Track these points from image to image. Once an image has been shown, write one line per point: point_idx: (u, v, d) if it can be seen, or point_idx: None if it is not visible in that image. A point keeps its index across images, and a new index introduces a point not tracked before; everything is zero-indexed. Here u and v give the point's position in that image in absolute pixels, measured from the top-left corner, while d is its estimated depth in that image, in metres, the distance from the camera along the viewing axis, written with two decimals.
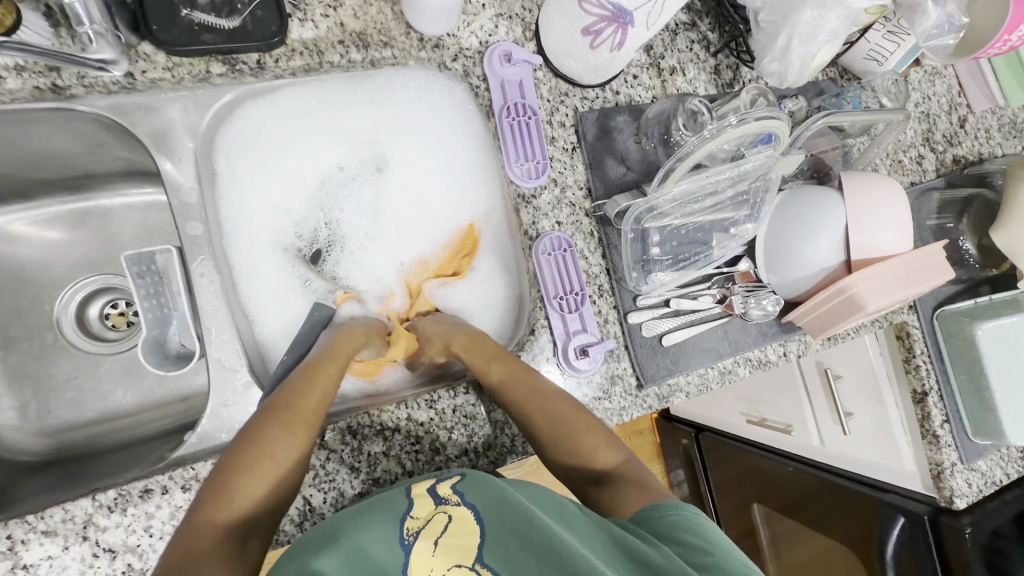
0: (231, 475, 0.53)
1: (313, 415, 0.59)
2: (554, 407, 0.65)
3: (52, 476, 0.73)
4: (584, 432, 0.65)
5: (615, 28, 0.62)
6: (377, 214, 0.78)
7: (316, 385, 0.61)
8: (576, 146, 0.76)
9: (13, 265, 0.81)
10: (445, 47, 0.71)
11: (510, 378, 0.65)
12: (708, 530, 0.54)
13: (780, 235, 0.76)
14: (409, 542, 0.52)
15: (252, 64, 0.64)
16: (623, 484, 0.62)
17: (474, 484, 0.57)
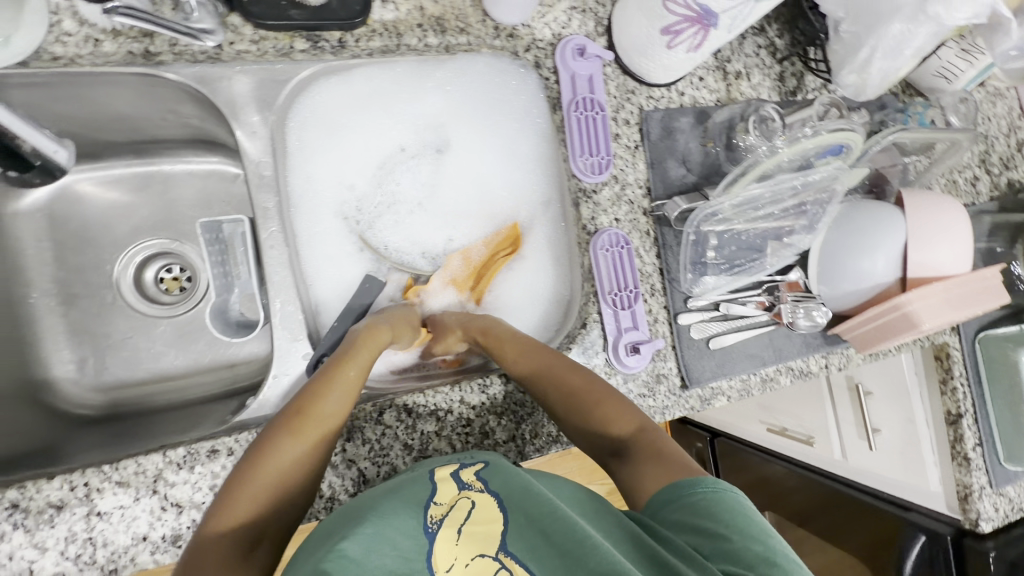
0: (241, 484, 0.52)
1: (329, 420, 0.57)
2: (568, 384, 0.66)
3: (102, 434, 0.76)
4: (602, 408, 0.65)
5: (697, 29, 0.62)
6: (436, 195, 0.78)
7: (335, 386, 0.59)
8: (639, 144, 0.76)
9: (78, 223, 0.82)
10: (519, 37, 0.72)
11: (524, 358, 0.67)
12: (736, 514, 0.52)
13: (837, 248, 0.76)
14: (433, 530, 0.53)
15: (333, 42, 0.65)
16: (641, 458, 0.61)
17: (497, 475, 0.59)
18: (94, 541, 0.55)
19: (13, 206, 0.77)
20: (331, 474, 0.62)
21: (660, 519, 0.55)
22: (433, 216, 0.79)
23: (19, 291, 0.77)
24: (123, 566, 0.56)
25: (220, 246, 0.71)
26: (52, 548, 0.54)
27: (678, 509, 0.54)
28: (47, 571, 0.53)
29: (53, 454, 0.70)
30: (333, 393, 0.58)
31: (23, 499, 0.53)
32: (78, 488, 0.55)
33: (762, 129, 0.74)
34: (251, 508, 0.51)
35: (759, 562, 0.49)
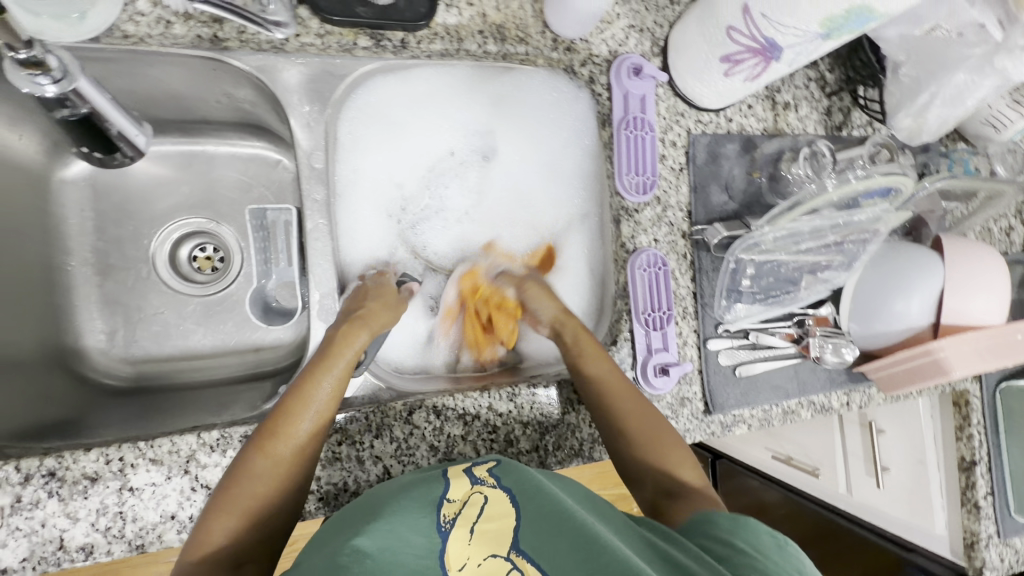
0: (220, 505, 0.52)
1: (300, 438, 0.55)
2: (649, 418, 0.65)
3: (126, 410, 0.74)
4: (668, 444, 0.63)
5: (759, 61, 0.62)
6: (478, 200, 0.79)
7: (306, 401, 0.57)
8: (684, 167, 0.77)
9: (120, 196, 0.82)
10: (576, 51, 0.72)
11: (612, 377, 0.66)
12: (748, 530, 0.52)
13: (873, 287, 0.76)
14: (446, 528, 0.52)
15: (396, 42, 0.66)
16: (698, 508, 0.59)
17: (509, 471, 0.58)
18: (124, 515, 0.56)
19: (62, 173, 0.77)
20: (357, 469, 0.63)
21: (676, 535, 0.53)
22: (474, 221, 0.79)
23: (58, 258, 0.77)
24: (150, 543, 0.56)
25: (264, 233, 0.73)
26: (83, 518, 0.55)
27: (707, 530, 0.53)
28: (77, 541, 0.54)
29: (74, 428, 0.68)
30: (304, 410, 0.56)
31: (60, 468, 0.54)
32: (114, 462, 0.56)
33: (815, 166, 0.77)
34: (231, 533, 0.51)
35: (772, 573, 0.47)
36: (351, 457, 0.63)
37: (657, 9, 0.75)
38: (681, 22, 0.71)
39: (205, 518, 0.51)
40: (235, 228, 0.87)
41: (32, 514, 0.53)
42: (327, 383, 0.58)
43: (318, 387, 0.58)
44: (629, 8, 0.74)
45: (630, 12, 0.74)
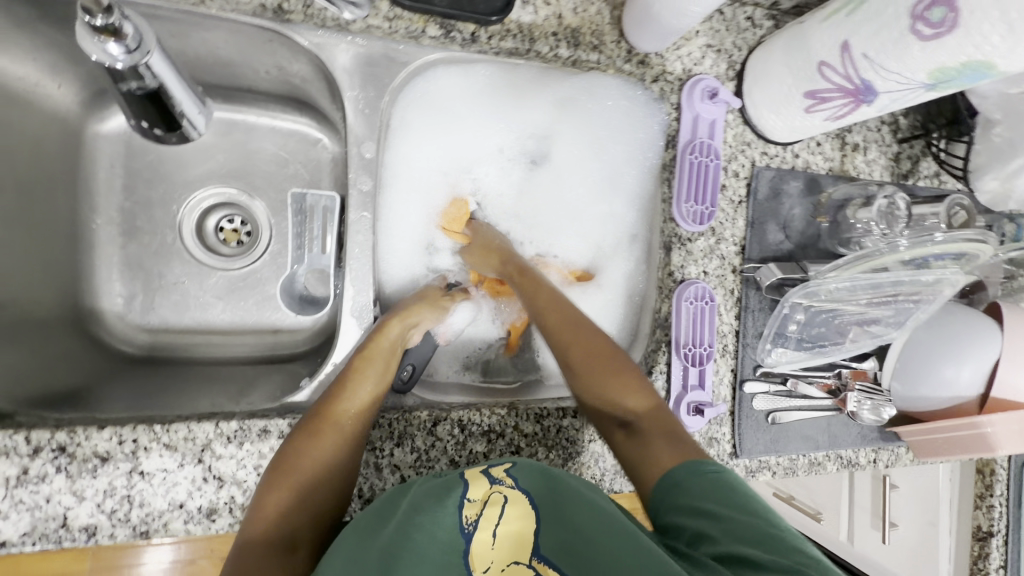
0: (274, 482, 0.52)
1: (346, 420, 0.56)
2: (597, 345, 0.62)
3: (137, 380, 0.71)
4: (614, 370, 0.60)
5: (848, 101, 0.58)
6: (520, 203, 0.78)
7: (353, 386, 0.58)
8: (743, 200, 0.73)
9: (155, 157, 0.77)
10: (649, 65, 0.69)
11: (548, 307, 0.65)
12: (723, 487, 0.49)
13: (924, 349, 0.73)
14: (470, 531, 0.49)
15: (466, 35, 0.63)
16: (654, 434, 0.56)
17: (525, 471, 0.54)
18: (131, 499, 0.53)
19: (96, 127, 0.73)
20: (374, 476, 0.60)
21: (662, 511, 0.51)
22: (519, 221, 0.79)
23: (84, 215, 0.73)
24: (155, 530, 0.54)
25: (301, 216, 0.71)
26: (89, 498, 0.52)
27: (703, 495, 0.49)
28: (80, 521, 0.52)
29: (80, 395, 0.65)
30: (350, 394, 0.57)
31: (71, 444, 0.52)
32: (127, 443, 0.53)
33: (887, 219, 0.71)
34: (284, 511, 0.51)
35: (750, 535, 0.45)
36: (369, 463, 0.60)
37: (738, 30, 0.72)
38: (762, 49, 0.68)
39: (259, 494, 0.52)
40: (268, 204, 0.81)
41: (38, 488, 0.51)
42: (372, 372, 0.60)
43: (363, 374, 0.60)
44: (709, 26, 0.71)
45: (709, 30, 0.71)
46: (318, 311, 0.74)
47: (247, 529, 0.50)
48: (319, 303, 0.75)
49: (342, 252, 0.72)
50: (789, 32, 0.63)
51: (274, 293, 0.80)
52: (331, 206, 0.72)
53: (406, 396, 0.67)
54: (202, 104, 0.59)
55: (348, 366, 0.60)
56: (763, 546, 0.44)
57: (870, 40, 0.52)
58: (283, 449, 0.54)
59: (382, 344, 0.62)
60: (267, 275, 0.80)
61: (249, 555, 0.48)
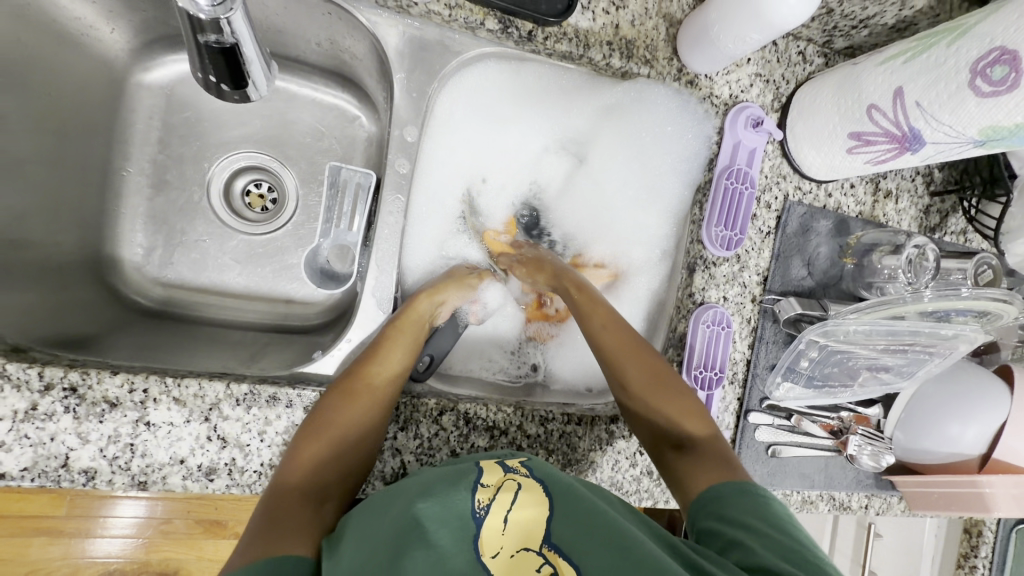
0: (304, 440, 0.53)
1: (377, 386, 0.57)
2: (654, 367, 0.62)
3: (146, 332, 0.71)
4: (672, 392, 0.61)
5: (893, 148, 0.58)
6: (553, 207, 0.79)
7: (385, 352, 0.59)
8: (771, 232, 0.73)
9: (193, 114, 0.77)
10: (698, 86, 0.69)
11: (607, 330, 0.65)
12: (761, 509, 0.49)
13: (935, 402, 0.73)
14: (481, 515, 0.48)
15: (523, 33, 0.62)
16: (703, 458, 0.57)
17: (544, 465, 0.54)
18: (134, 448, 0.53)
19: (141, 77, 0.73)
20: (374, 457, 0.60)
21: (702, 519, 0.51)
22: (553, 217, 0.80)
23: (116, 162, 0.73)
24: (153, 482, 0.54)
25: (334, 191, 0.72)
26: (92, 442, 0.52)
27: (744, 513, 0.49)
28: (81, 464, 0.52)
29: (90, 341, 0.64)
30: (382, 358, 0.59)
31: (82, 385, 0.52)
32: (136, 392, 0.53)
33: (915, 269, 0.70)
34: (314, 469, 0.52)
35: (785, 552, 0.44)
36: None
37: (789, 63, 0.72)
38: (810, 86, 0.68)
39: (292, 449, 0.53)
40: (299, 175, 0.81)
41: (43, 425, 0.51)
42: (404, 340, 0.61)
43: (394, 344, 0.60)
44: (761, 55, 0.71)
45: (760, 60, 0.71)
46: (337, 287, 0.72)
47: (277, 482, 0.51)
48: (339, 279, 0.73)
49: (369, 231, 0.73)
50: (841, 71, 0.63)
51: (293, 263, 0.80)
52: (364, 183, 0.72)
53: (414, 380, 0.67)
54: (274, 77, 0.55)
55: (381, 333, 0.61)
56: (792, 561, 0.43)
57: (925, 89, 0.53)
58: (315, 409, 0.55)
59: (412, 313, 0.64)
60: (287, 245, 0.80)
61: (279, 507, 0.49)
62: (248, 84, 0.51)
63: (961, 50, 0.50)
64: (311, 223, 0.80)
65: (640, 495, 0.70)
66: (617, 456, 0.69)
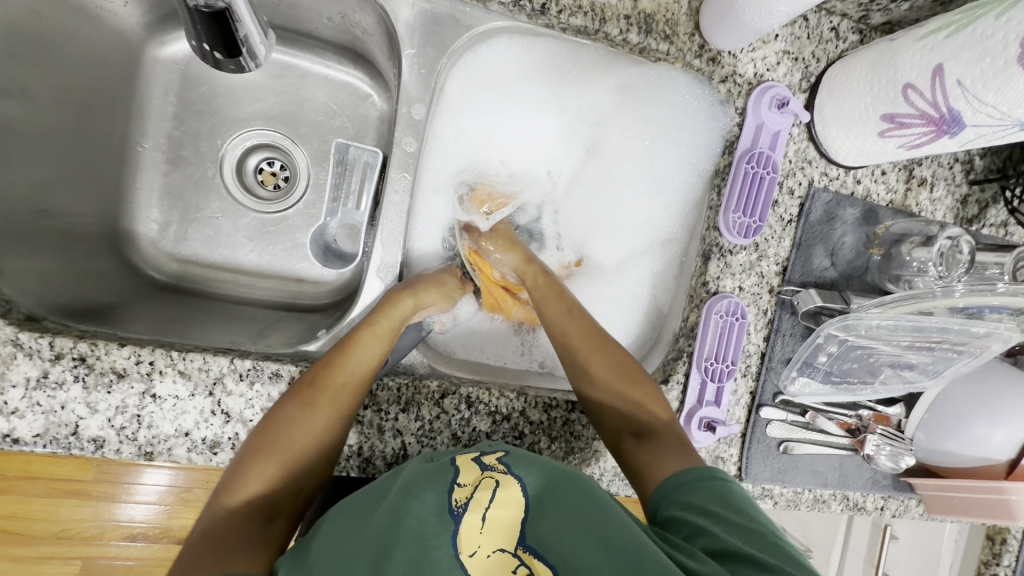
0: (258, 450, 0.52)
1: (343, 393, 0.56)
2: (614, 356, 0.63)
3: (160, 306, 0.72)
4: (634, 379, 0.61)
5: (930, 131, 0.54)
6: (567, 190, 0.77)
7: (351, 359, 0.57)
8: (794, 220, 0.70)
9: (207, 90, 0.76)
10: (721, 64, 0.66)
11: (569, 316, 0.66)
12: (736, 501, 0.47)
13: (960, 403, 0.69)
14: (458, 514, 0.46)
15: (536, 6, 0.60)
16: (663, 441, 0.57)
17: (521, 460, 0.53)
18: (140, 419, 0.54)
19: (155, 51, 0.73)
20: (375, 437, 0.60)
21: (671, 503, 0.49)
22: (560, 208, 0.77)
23: (132, 137, 0.73)
24: (159, 453, 0.55)
25: (342, 168, 0.71)
26: (101, 412, 0.53)
27: (697, 494, 0.48)
28: (90, 432, 0.53)
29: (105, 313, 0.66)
30: (346, 365, 0.57)
31: (91, 356, 0.53)
32: (143, 364, 0.54)
33: (947, 262, 0.66)
34: (266, 480, 0.51)
35: (742, 532, 0.44)
36: (373, 424, 0.60)
37: (820, 40, 0.68)
38: (842, 64, 0.64)
39: (245, 460, 0.52)
40: (310, 153, 0.80)
41: (54, 394, 0.52)
42: (373, 346, 0.59)
43: (365, 346, 0.59)
44: (790, 31, 0.67)
45: (789, 36, 0.67)
46: (343, 267, 0.74)
47: (226, 495, 0.50)
48: (346, 258, 0.75)
49: (376, 211, 0.72)
50: (877, 47, 0.59)
51: (303, 242, 0.79)
52: (372, 162, 0.71)
53: (416, 362, 0.67)
54: (270, 46, 0.54)
55: (347, 335, 0.59)
56: (757, 545, 0.42)
57: (968, 66, 0.49)
58: (275, 413, 0.54)
59: (385, 318, 0.61)
60: (297, 224, 0.79)
61: (224, 521, 0.48)
62: (242, 52, 0.50)
63: (1011, 22, 0.45)
64: (321, 202, 0.80)
65: None
66: None
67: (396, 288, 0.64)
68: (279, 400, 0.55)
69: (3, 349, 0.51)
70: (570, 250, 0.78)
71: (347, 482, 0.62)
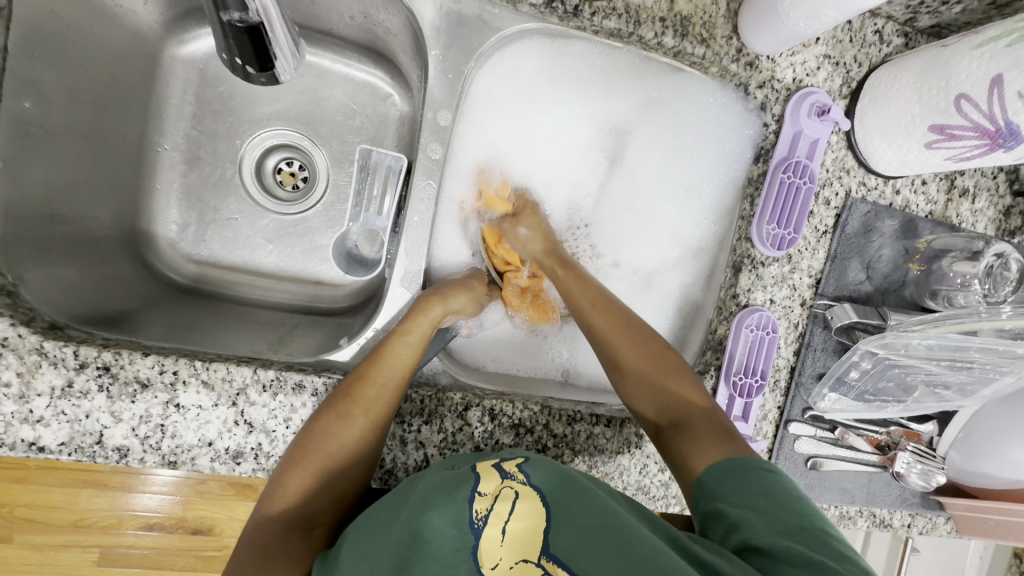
0: (293, 462, 0.52)
1: (376, 404, 0.54)
2: (644, 345, 0.61)
3: (178, 310, 0.71)
4: (667, 372, 0.59)
5: (982, 145, 0.52)
6: (604, 196, 0.74)
7: (381, 370, 0.56)
8: (829, 231, 0.68)
9: (226, 89, 0.75)
10: (758, 69, 0.63)
11: (596, 308, 0.64)
12: (772, 485, 0.46)
13: (995, 423, 0.67)
14: (479, 526, 0.46)
15: (568, 8, 0.58)
16: (696, 427, 0.55)
17: (541, 467, 0.52)
18: (164, 429, 0.54)
19: (175, 50, 0.72)
20: (398, 449, 0.60)
21: (709, 496, 0.48)
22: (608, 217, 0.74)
23: (151, 137, 0.72)
24: (183, 462, 0.55)
25: (364, 173, 0.70)
26: (125, 421, 0.53)
27: (733, 485, 0.47)
28: (114, 441, 0.53)
29: (125, 318, 0.65)
30: (379, 376, 0.55)
31: (115, 365, 0.52)
32: (166, 373, 0.54)
33: (994, 280, 0.64)
34: (302, 491, 0.51)
35: (789, 528, 0.42)
36: (395, 436, 0.60)
37: (863, 44, 0.65)
38: (886, 70, 0.61)
39: (282, 471, 0.52)
40: (329, 154, 0.78)
41: (78, 402, 0.52)
42: (403, 355, 0.58)
43: (396, 355, 0.57)
44: (831, 34, 0.64)
45: (830, 39, 0.65)
46: (369, 272, 0.71)
47: (267, 505, 0.51)
48: (368, 265, 0.73)
49: (398, 216, 0.70)
50: (927, 53, 0.56)
51: (322, 244, 0.78)
52: (396, 167, 0.69)
53: (438, 373, 0.66)
54: (303, 56, 0.52)
55: (378, 347, 0.58)
56: (804, 541, 0.41)
57: None
58: (310, 428, 0.53)
59: (418, 328, 0.60)
60: (317, 226, 0.78)
61: (266, 535, 0.49)
62: (275, 66, 0.49)
63: None
64: (341, 204, 0.78)
65: (668, 500, 0.67)
66: (646, 459, 0.66)
67: (425, 294, 0.63)
68: (312, 414, 0.55)
69: (29, 358, 0.51)
70: (604, 261, 0.75)
71: (369, 493, 0.61)
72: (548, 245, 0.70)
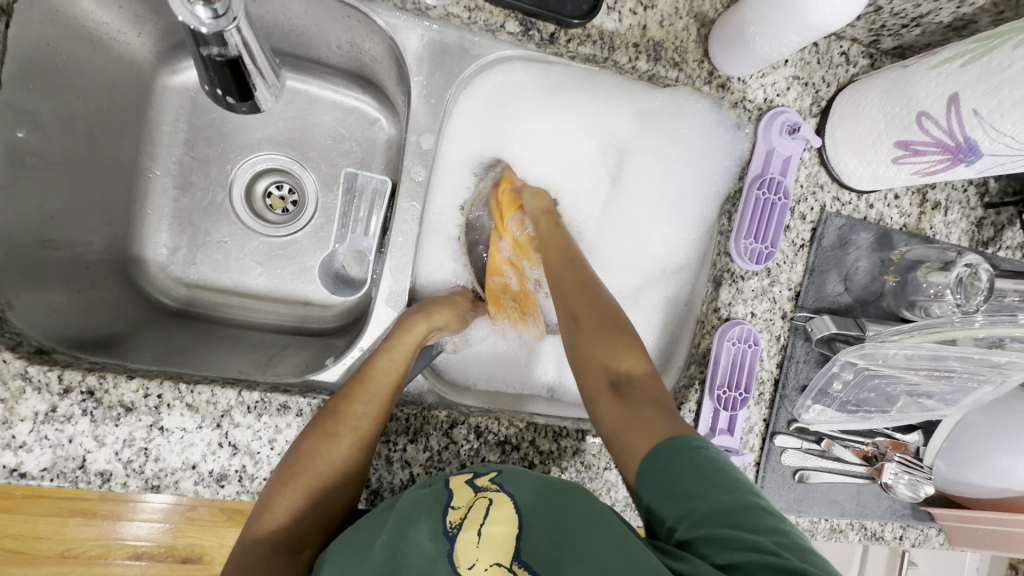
0: (278, 486, 0.52)
1: (363, 424, 0.55)
2: (602, 312, 0.62)
3: (167, 333, 0.71)
4: (614, 335, 0.60)
5: (945, 159, 0.54)
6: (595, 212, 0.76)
7: (367, 389, 0.56)
8: (806, 244, 0.69)
9: (217, 116, 0.77)
10: (730, 90, 0.66)
11: (572, 270, 0.65)
12: (701, 465, 0.45)
13: (980, 431, 0.69)
14: (454, 534, 0.46)
15: (545, 34, 0.60)
16: (641, 393, 0.55)
17: (517, 479, 0.51)
18: (148, 452, 0.54)
19: (168, 79, 0.74)
20: (383, 469, 0.59)
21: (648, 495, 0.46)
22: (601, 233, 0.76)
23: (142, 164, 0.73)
24: (166, 486, 0.54)
25: (351, 195, 0.71)
26: (108, 445, 0.53)
27: (669, 475, 0.46)
28: (97, 466, 0.53)
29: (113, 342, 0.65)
30: (365, 395, 0.56)
31: (100, 389, 0.53)
32: (151, 397, 0.54)
33: (965, 289, 0.64)
34: (287, 515, 0.51)
35: (725, 513, 0.41)
36: (381, 456, 0.60)
37: (830, 65, 0.68)
38: (854, 89, 0.64)
39: (268, 495, 0.52)
40: (318, 177, 0.80)
41: (62, 427, 0.52)
42: (388, 372, 0.58)
43: (382, 374, 0.58)
44: (800, 56, 0.67)
45: (799, 61, 0.67)
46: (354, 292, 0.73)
47: (253, 531, 0.51)
48: (355, 285, 0.74)
49: (384, 236, 0.72)
50: (890, 73, 0.58)
51: (311, 266, 0.79)
52: (381, 189, 0.71)
53: (425, 392, 0.66)
54: (284, 84, 0.55)
55: (361, 368, 0.58)
56: (742, 523, 0.40)
57: (985, 96, 0.48)
58: (295, 450, 0.53)
59: (402, 344, 0.60)
60: (306, 247, 0.79)
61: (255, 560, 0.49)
62: (256, 95, 0.51)
63: None
64: (329, 226, 0.80)
65: None
66: None
67: (409, 312, 0.63)
68: (297, 436, 0.55)
69: (14, 383, 0.51)
70: None
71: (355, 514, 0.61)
72: (548, 206, 0.71)
